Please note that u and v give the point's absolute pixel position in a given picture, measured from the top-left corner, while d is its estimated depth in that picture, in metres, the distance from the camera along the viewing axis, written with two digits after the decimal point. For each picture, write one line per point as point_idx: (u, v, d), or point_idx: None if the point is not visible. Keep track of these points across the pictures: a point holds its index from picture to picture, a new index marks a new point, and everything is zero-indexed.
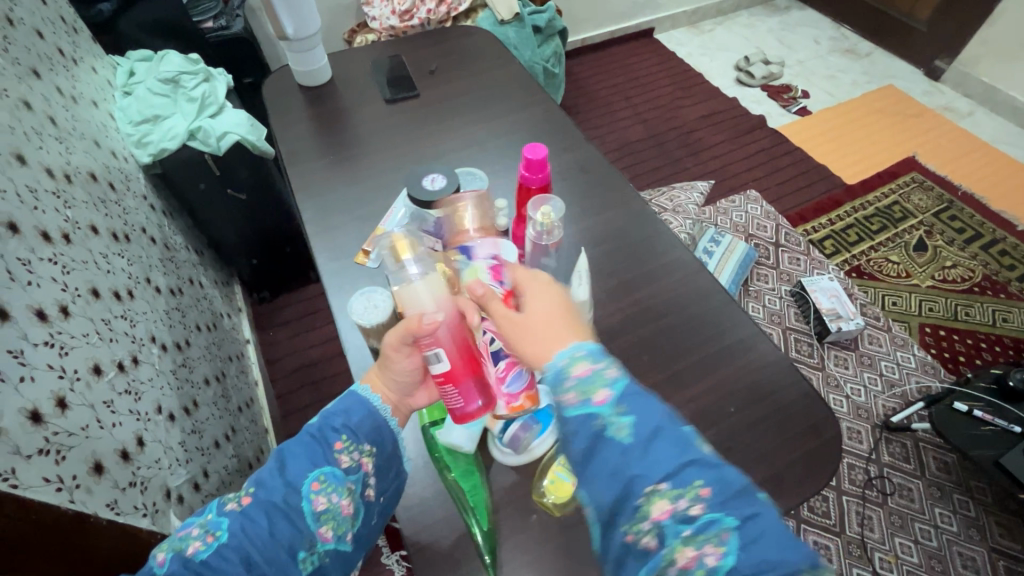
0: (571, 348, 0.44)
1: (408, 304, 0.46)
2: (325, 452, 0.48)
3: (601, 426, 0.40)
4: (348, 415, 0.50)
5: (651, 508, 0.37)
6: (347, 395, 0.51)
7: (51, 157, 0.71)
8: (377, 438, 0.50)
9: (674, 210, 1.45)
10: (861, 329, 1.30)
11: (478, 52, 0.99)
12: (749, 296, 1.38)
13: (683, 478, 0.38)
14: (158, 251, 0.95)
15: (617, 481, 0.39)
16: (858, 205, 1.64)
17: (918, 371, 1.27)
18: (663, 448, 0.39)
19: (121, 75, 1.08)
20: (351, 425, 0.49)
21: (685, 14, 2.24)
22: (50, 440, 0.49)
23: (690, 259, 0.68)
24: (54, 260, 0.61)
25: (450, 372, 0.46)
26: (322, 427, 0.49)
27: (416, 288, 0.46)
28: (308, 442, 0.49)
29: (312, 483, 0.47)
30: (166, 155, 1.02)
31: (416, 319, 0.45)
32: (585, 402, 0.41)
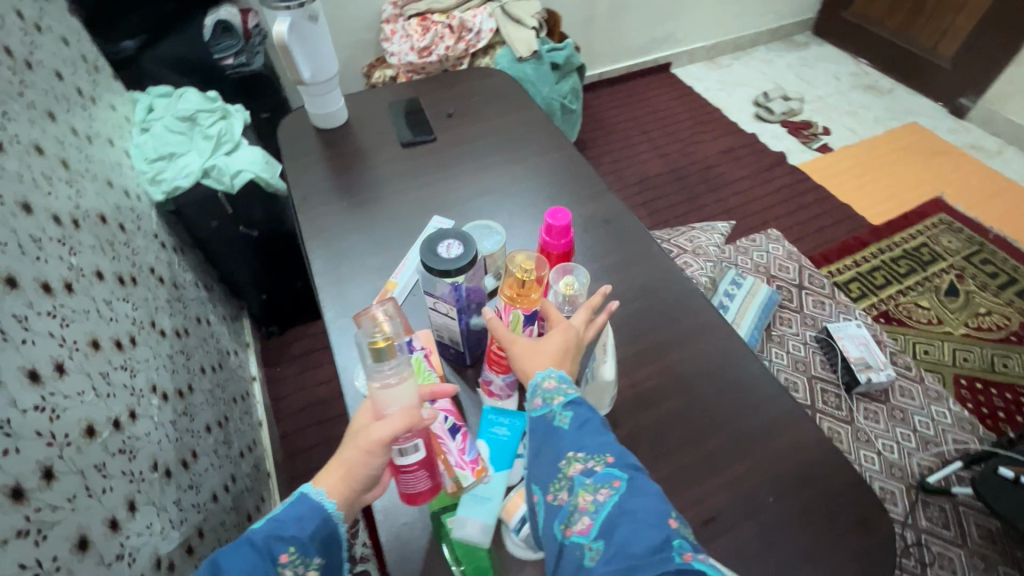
0: (546, 369, 0.48)
1: (389, 402, 0.42)
2: (267, 566, 0.42)
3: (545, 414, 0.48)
4: (299, 520, 0.44)
5: (569, 468, 0.44)
6: (299, 498, 0.45)
7: (59, 203, 0.69)
8: (327, 548, 0.45)
9: (694, 252, 1.41)
10: (892, 380, 1.23)
11: (498, 95, 0.98)
12: (772, 341, 1.33)
13: (599, 448, 0.44)
14: (166, 291, 0.92)
15: (549, 450, 0.46)
16: (884, 246, 1.58)
17: (955, 428, 1.20)
18: (590, 429, 0.46)
19: (139, 111, 1.08)
20: (302, 534, 0.43)
21: (702, 50, 2.24)
22: (30, 518, 0.45)
23: (722, 322, 0.63)
24: (52, 314, 0.58)
25: (424, 459, 0.45)
26: (266, 536, 0.43)
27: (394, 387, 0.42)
28: (247, 554, 0.42)
29: None
30: (179, 193, 1.01)
31: (414, 415, 0.42)
32: (548, 405, 0.46)
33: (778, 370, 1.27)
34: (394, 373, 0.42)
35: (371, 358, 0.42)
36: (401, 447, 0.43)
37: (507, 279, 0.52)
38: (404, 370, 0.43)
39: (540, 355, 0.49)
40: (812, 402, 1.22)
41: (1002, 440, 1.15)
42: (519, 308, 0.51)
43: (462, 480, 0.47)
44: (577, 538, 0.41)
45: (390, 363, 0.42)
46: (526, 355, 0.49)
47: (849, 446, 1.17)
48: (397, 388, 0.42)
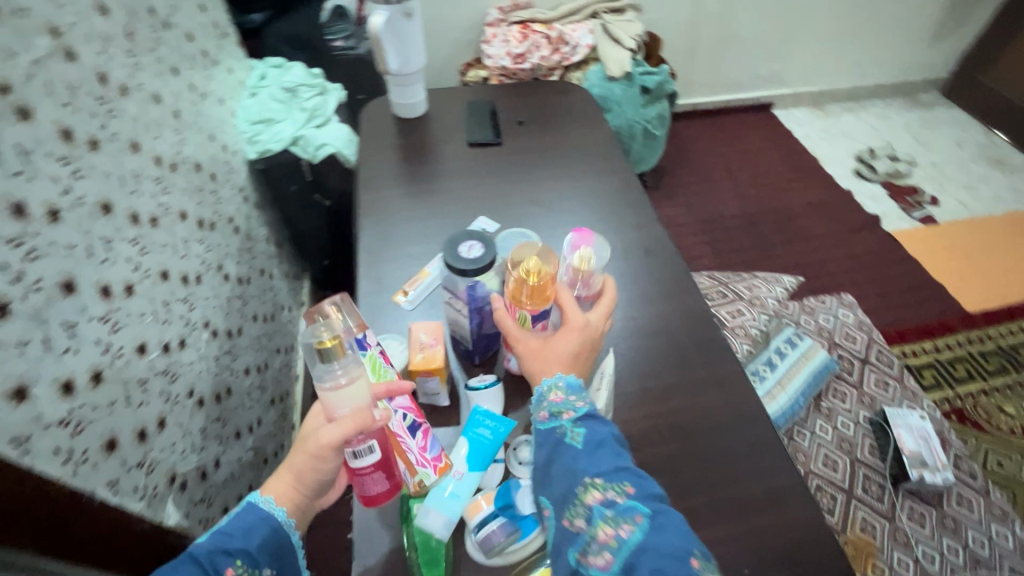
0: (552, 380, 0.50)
1: (340, 404, 0.44)
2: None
3: (560, 435, 0.48)
4: (242, 534, 0.54)
5: (586, 496, 0.44)
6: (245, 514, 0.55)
7: (164, 147, 0.79)
8: (273, 555, 0.56)
9: (750, 302, 1.35)
10: (949, 485, 1.11)
11: (573, 110, 0.99)
12: (819, 413, 1.22)
13: (615, 473, 0.45)
14: (239, 241, 1.02)
15: (561, 471, 0.46)
16: (974, 338, 1.43)
17: (1015, 555, 1.07)
18: (603, 449, 0.46)
19: (253, 77, 1.20)
20: (245, 546, 0.54)
21: (811, 94, 2.12)
22: (72, 412, 0.52)
23: (743, 379, 0.61)
24: (134, 241, 0.67)
25: (379, 461, 0.47)
26: (211, 551, 0.53)
27: (345, 389, 0.44)
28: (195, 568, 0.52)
29: None
30: (269, 155, 1.12)
31: (364, 416, 0.45)
32: (555, 419, 0.49)
33: (819, 445, 1.17)
34: (343, 375, 0.44)
35: (319, 360, 0.43)
36: (355, 450, 0.45)
37: (511, 275, 0.52)
38: (352, 369, 0.45)
39: (548, 363, 0.51)
40: (849, 488, 1.12)
41: None
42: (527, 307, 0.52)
43: (424, 479, 0.49)
44: (597, 569, 0.41)
45: (338, 364, 0.44)
46: (536, 361, 0.51)
47: (882, 545, 1.06)
48: (346, 390, 0.44)
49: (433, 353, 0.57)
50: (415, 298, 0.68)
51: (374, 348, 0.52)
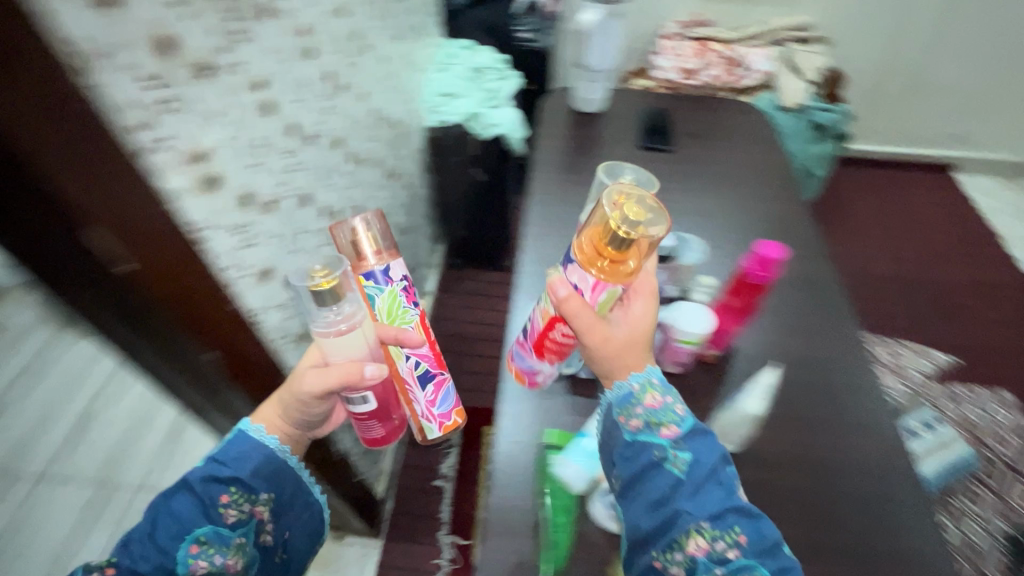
0: (645, 373, 0.50)
1: (338, 350, 0.55)
2: (207, 512, 0.56)
3: (659, 456, 0.46)
4: (234, 461, 0.58)
5: (688, 541, 0.43)
6: (238, 440, 0.60)
7: (377, 101, 0.90)
8: (266, 482, 0.60)
9: (892, 371, 1.25)
10: None
11: (746, 132, 0.98)
12: (946, 508, 1.09)
13: (723, 522, 0.43)
14: (405, 194, 1.14)
15: (662, 505, 0.44)
16: None
17: None
18: (710, 490, 0.44)
19: (445, 54, 1.32)
20: (238, 472, 0.58)
21: (1007, 163, 1.87)
22: (287, 299, 0.63)
23: (892, 432, 0.58)
24: (346, 175, 0.78)
25: (373, 409, 0.61)
26: (202, 482, 0.56)
27: (347, 339, 0.54)
28: (190, 499, 0.55)
29: (192, 545, 0.54)
30: (444, 127, 1.24)
31: (352, 371, 0.55)
32: (653, 432, 0.47)
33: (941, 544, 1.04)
34: (338, 322, 0.53)
35: (317, 305, 0.51)
36: (351, 395, 0.58)
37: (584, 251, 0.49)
38: (347, 318, 0.53)
39: (633, 359, 0.50)
40: None
41: None
42: (613, 285, 0.50)
43: (423, 428, 0.69)
44: None
45: (336, 310, 0.52)
46: (620, 358, 0.50)
47: None
48: (346, 336, 0.54)
49: None
50: None
51: (395, 287, 0.64)
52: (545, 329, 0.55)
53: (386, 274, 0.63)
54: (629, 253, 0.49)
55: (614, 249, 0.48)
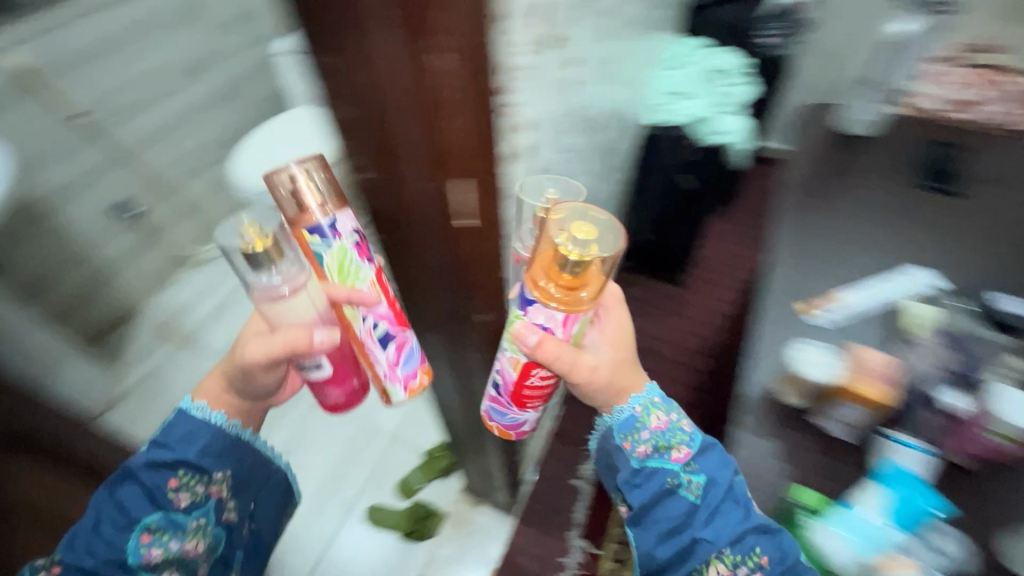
0: (646, 394, 0.55)
1: (290, 315, 0.51)
2: (154, 498, 0.55)
3: (672, 484, 0.51)
4: (178, 443, 0.57)
5: (710, 567, 0.50)
6: (179, 417, 0.58)
7: (621, 96, 0.90)
8: (218, 458, 0.59)
9: None
10: None
11: None
12: None
13: (744, 546, 0.49)
14: (611, 191, 1.13)
15: (677, 527, 0.51)
16: None
17: None
18: (724, 514, 0.50)
19: (679, 51, 1.24)
20: (184, 454, 0.56)
21: None
22: None
23: None
24: (586, 165, 0.79)
25: (331, 373, 0.57)
26: (144, 467, 0.56)
27: (289, 304, 0.50)
28: (136, 487, 0.55)
29: (143, 535, 0.54)
30: (666, 127, 1.18)
31: (299, 335, 0.51)
32: (661, 455, 0.53)
33: None
34: (277, 281, 0.50)
35: (250, 268, 0.49)
36: (304, 363, 0.55)
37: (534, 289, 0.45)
38: (286, 277, 0.50)
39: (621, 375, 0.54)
40: None
41: None
42: (580, 313, 0.46)
43: (394, 394, 0.58)
44: None
45: (275, 267, 0.49)
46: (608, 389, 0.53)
47: None
48: (287, 301, 0.50)
49: (875, 381, 0.56)
50: (835, 317, 0.66)
51: (346, 242, 0.48)
52: (519, 379, 0.55)
53: (331, 227, 0.47)
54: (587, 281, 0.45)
55: (569, 274, 0.43)
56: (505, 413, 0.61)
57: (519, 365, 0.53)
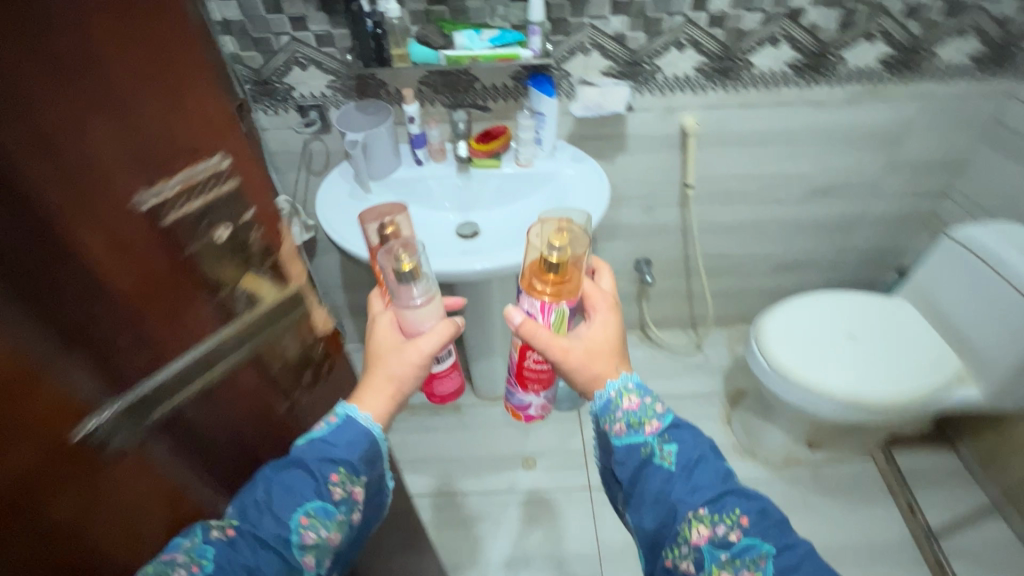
0: (621, 378, 0.52)
1: (424, 319, 0.51)
2: (319, 485, 0.44)
3: (649, 453, 0.48)
4: (345, 445, 0.46)
5: (692, 533, 0.44)
6: (346, 424, 0.47)
7: None
8: (370, 466, 0.48)
9: None
10: None
11: None
12: None
13: (722, 506, 0.45)
14: None
15: (663, 499, 0.46)
16: None
17: None
18: (703, 471, 0.47)
19: None
20: (348, 455, 0.45)
21: None
22: None
23: None
24: None
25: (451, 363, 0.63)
26: (316, 459, 0.44)
27: (428, 308, 0.51)
28: (301, 474, 0.43)
29: (303, 516, 0.43)
30: None
31: (450, 324, 0.53)
32: (638, 429, 0.49)
33: None
34: (422, 295, 0.50)
35: (400, 281, 0.49)
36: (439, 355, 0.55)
37: (523, 279, 0.52)
38: (430, 290, 0.51)
39: (603, 366, 0.52)
40: None
41: None
42: (562, 303, 0.51)
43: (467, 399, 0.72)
44: None
45: (418, 284, 0.50)
46: (588, 374, 0.52)
47: None
48: (426, 309, 0.51)
49: None
50: None
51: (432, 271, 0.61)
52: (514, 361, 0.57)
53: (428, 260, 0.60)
54: (567, 274, 0.51)
55: (554, 271, 0.50)
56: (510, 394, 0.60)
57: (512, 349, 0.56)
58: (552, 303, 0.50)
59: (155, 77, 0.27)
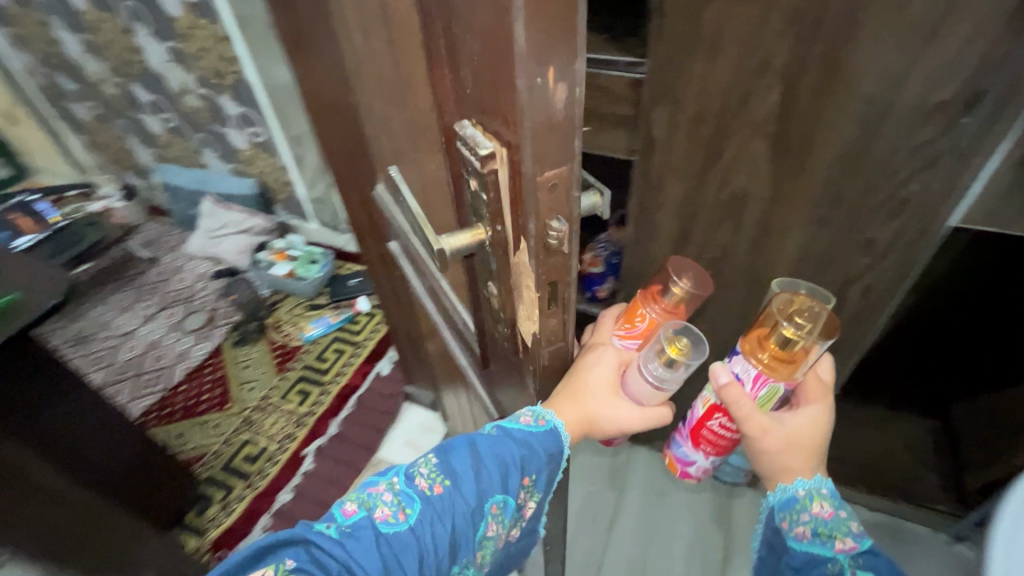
0: (813, 480, 0.67)
1: (650, 388, 0.69)
2: (514, 482, 0.61)
3: (833, 567, 0.63)
4: (537, 450, 0.63)
5: None
6: (553, 434, 0.63)
7: None
8: (547, 476, 0.66)
9: (136, 397, 1.69)
10: (180, 360, 1.78)
11: None
12: (139, 394, 1.70)
13: None
14: None
15: None
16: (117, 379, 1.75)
17: (176, 351, 1.81)
18: None
19: None
20: (538, 462, 0.63)
21: None
22: None
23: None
24: None
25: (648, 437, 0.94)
26: (522, 456, 0.61)
27: (661, 381, 0.69)
28: (506, 462, 0.60)
29: (494, 503, 0.59)
30: None
31: (662, 414, 0.70)
32: (823, 541, 0.64)
33: (175, 374, 1.74)
34: (672, 373, 0.69)
35: (666, 353, 0.69)
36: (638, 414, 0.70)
37: (744, 347, 0.72)
38: (675, 378, 0.69)
39: (795, 458, 0.68)
40: (175, 362, 1.78)
41: (185, 317, 1.92)
42: (773, 379, 0.69)
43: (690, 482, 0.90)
44: None
45: (672, 362, 0.69)
46: (783, 455, 0.68)
47: (190, 350, 1.81)
48: (662, 384, 0.69)
49: None
50: None
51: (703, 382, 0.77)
52: (703, 418, 0.78)
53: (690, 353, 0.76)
54: (791, 358, 0.70)
55: (778, 346, 0.69)
56: (682, 450, 0.84)
57: (708, 405, 0.77)
58: (766, 368, 0.69)
59: (489, 89, 0.40)
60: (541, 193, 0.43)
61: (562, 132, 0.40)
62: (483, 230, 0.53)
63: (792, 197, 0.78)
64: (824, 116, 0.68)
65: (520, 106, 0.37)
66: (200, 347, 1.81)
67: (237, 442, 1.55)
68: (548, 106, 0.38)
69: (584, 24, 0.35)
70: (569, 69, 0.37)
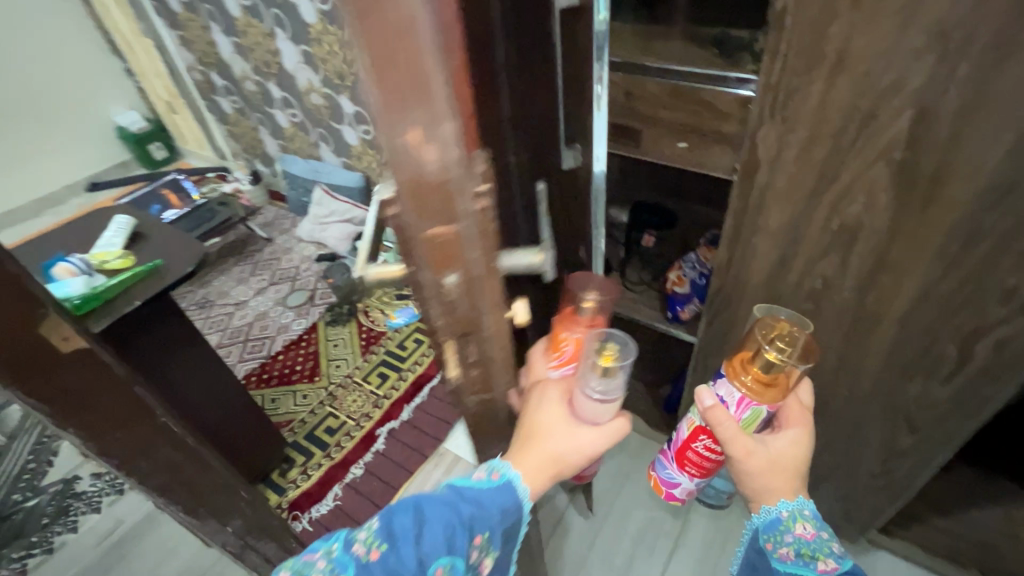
0: (797, 503, 0.68)
1: (592, 410, 0.66)
2: (461, 543, 0.55)
3: None
4: (491, 501, 0.58)
5: None
6: (508, 485, 0.59)
7: None
8: (506, 534, 0.60)
9: (246, 357, 1.89)
10: (285, 329, 1.98)
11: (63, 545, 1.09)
12: (248, 354, 1.91)
13: None
14: None
15: None
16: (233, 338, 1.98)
17: (283, 320, 2.01)
18: None
19: None
20: (492, 517, 0.58)
21: None
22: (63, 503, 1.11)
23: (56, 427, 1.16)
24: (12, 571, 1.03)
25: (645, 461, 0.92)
26: (468, 518, 0.56)
27: (601, 405, 0.65)
28: (449, 523, 0.55)
29: (437, 568, 0.54)
30: None
31: (618, 432, 0.65)
32: (803, 559, 0.67)
33: (280, 341, 1.93)
34: (607, 389, 0.66)
35: (599, 368, 0.67)
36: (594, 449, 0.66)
37: (727, 368, 0.74)
38: (612, 390, 0.66)
39: (779, 482, 0.69)
40: (281, 329, 1.98)
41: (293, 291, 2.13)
42: (761, 402, 0.70)
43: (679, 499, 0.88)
44: None
45: (608, 377, 0.67)
46: (766, 476, 0.69)
47: (295, 321, 2.00)
48: (603, 404, 0.66)
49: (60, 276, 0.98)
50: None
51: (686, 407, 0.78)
52: (688, 440, 0.79)
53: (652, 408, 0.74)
54: (779, 380, 0.71)
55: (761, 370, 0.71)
56: (666, 471, 0.85)
57: (693, 428, 0.77)
58: (746, 390, 0.71)
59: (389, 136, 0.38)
60: (430, 247, 0.40)
61: (440, 192, 0.37)
62: (401, 267, 0.50)
63: (912, 234, 0.70)
64: (963, 147, 0.61)
65: (388, 160, 0.35)
66: (303, 320, 2.00)
67: (322, 413, 1.68)
68: (419, 166, 0.35)
69: (439, 86, 0.32)
70: (435, 131, 0.33)
